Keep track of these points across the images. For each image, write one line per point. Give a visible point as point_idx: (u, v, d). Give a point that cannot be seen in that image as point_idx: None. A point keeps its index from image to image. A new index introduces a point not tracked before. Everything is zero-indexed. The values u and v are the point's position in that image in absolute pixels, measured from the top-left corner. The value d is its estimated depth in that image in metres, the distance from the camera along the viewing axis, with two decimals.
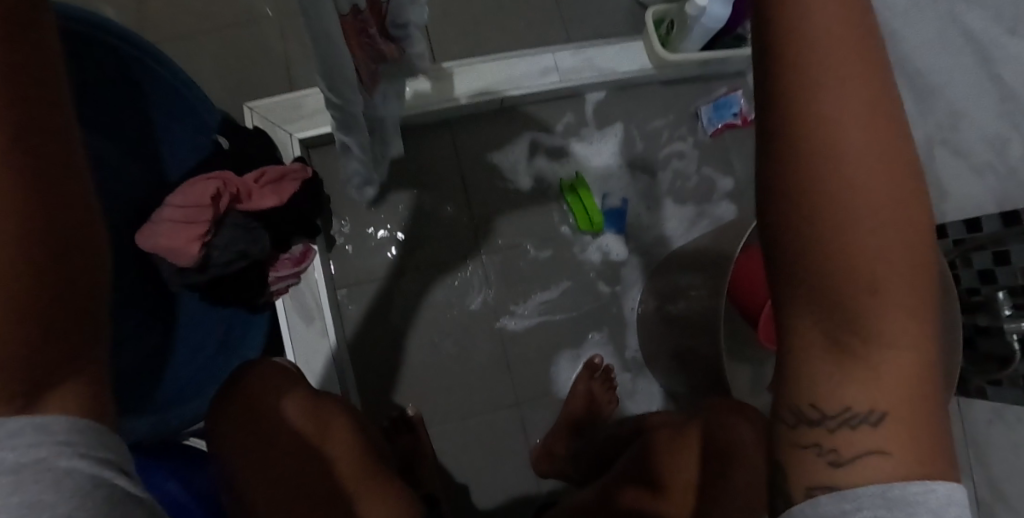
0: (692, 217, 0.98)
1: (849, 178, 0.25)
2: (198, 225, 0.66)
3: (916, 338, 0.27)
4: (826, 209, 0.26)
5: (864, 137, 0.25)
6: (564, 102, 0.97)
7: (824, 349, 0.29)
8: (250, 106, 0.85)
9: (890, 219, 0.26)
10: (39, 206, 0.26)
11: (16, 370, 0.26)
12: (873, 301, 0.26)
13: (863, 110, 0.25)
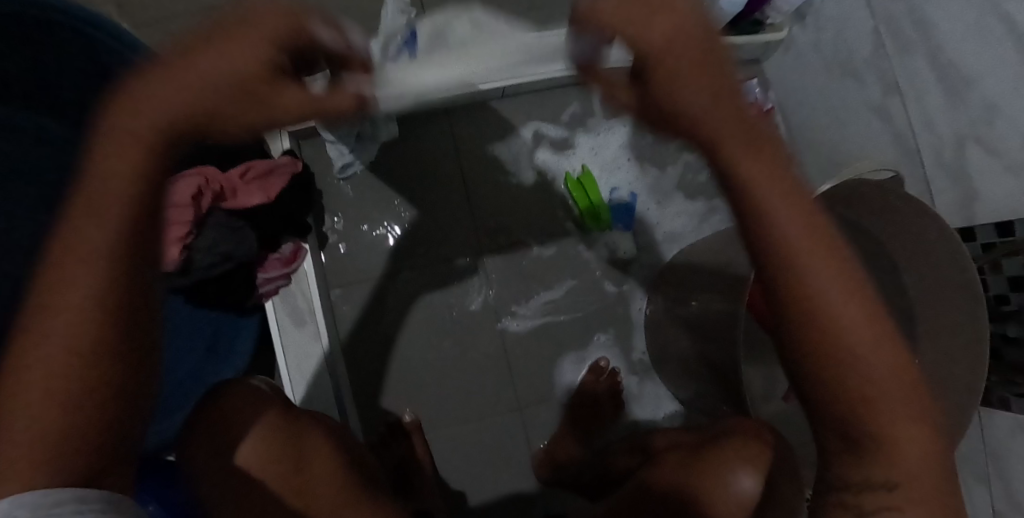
0: (703, 213, 0.93)
1: (829, 334, 0.31)
2: (177, 227, 0.62)
3: (910, 421, 0.34)
4: (819, 357, 0.32)
5: (839, 299, 0.31)
6: (571, 89, 0.91)
7: (837, 440, 0.36)
8: None
9: (870, 352, 0.32)
10: (125, 323, 0.30)
11: (82, 460, 0.29)
12: (869, 409, 0.33)
13: (834, 280, 0.31)
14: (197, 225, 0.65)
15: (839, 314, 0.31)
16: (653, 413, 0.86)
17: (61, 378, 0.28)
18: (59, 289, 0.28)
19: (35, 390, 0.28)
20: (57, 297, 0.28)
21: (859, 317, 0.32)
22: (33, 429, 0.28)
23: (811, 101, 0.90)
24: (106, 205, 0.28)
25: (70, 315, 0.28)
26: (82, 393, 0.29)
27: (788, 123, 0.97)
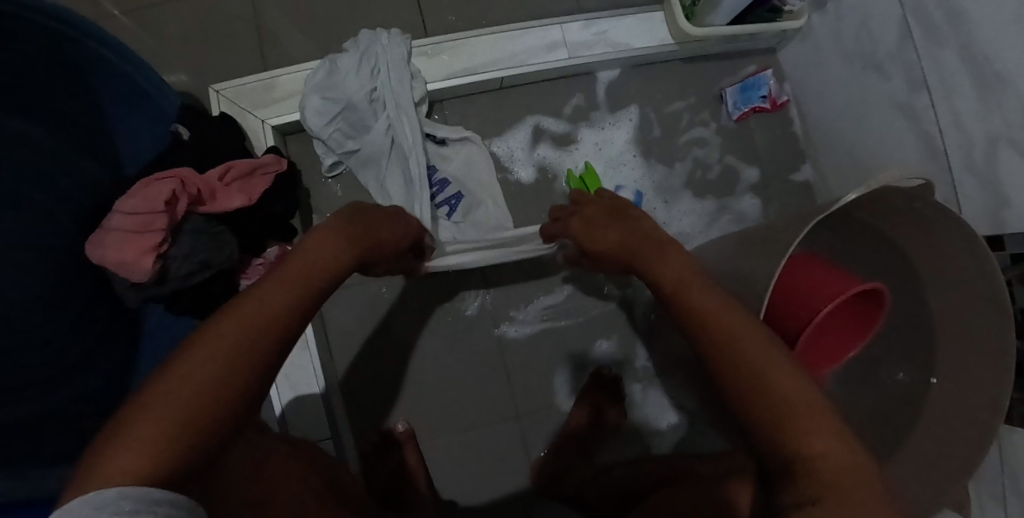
0: (712, 212, 0.91)
1: (736, 356, 0.43)
2: (151, 235, 0.58)
3: (831, 444, 0.37)
4: (735, 370, 0.42)
5: (736, 333, 0.44)
6: (574, 82, 0.90)
7: (779, 459, 0.38)
8: (217, 90, 0.78)
9: (774, 376, 0.41)
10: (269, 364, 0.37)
11: (166, 455, 0.28)
12: (789, 421, 0.38)
13: (729, 320, 0.44)
14: (172, 231, 0.61)
15: (728, 335, 0.43)
16: (657, 423, 0.83)
17: (221, 374, 0.33)
18: (238, 317, 0.36)
19: (182, 388, 0.31)
20: (237, 324, 0.36)
21: (752, 337, 0.43)
22: (167, 415, 0.29)
23: (833, 96, 0.84)
24: (284, 289, 0.41)
25: (235, 326, 0.35)
26: (217, 390, 0.32)
27: (803, 118, 0.92)
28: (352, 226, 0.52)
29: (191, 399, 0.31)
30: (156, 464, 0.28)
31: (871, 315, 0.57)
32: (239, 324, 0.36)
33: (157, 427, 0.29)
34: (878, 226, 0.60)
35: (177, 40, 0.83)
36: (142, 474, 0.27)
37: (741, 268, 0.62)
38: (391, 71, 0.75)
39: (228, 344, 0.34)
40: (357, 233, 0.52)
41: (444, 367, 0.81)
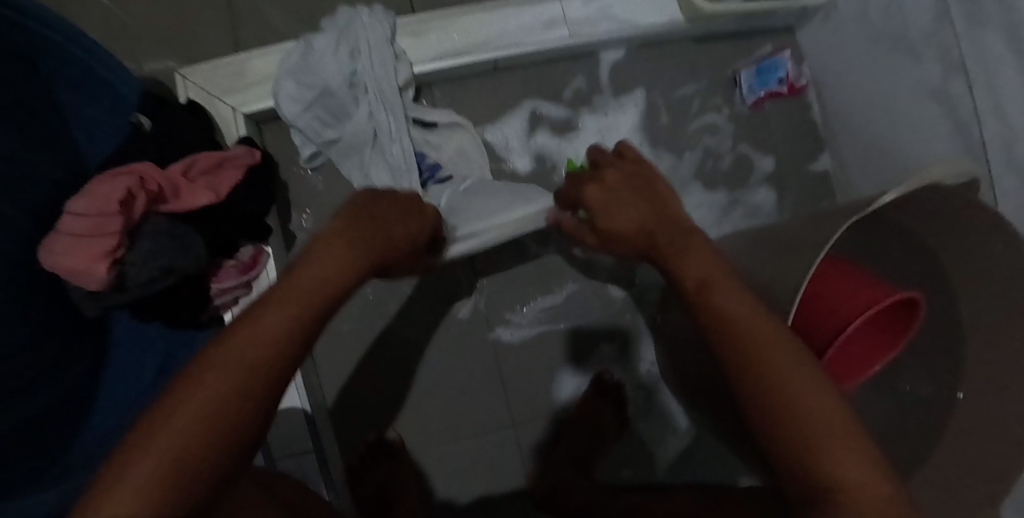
0: (724, 204, 0.85)
1: (734, 327, 0.38)
2: (104, 238, 0.52)
3: (848, 432, 0.33)
4: (731, 345, 0.38)
5: (734, 302, 0.39)
6: (575, 63, 0.83)
7: (790, 452, 0.34)
8: (184, 75, 0.71)
9: (778, 349, 0.36)
10: (293, 370, 0.33)
11: (164, 481, 0.25)
12: (806, 405, 0.34)
13: (726, 294, 0.40)
14: (130, 233, 0.55)
15: (749, 336, 0.37)
16: (661, 429, 0.79)
17: (228, 392, 0.29)
18: (231, 342, 0.30)
19: (200, 403, 0.28)
20: (263, 322, 0.32)
21: (773, 336, 0.37)
22: (173, 437, 0.26)
23: (859, 80, 0.75)
24: (302, 285, 0.35)
25: (259, 324, 0.31)
26: (233, 403, 0.29)
27: (822, 103, 0.85)
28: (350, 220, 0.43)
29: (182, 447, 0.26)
30: (137, 514, 0.24)
31: (901, 329, 0.52)
32: (231, 354, 0.30)
33: (166, 452, 0.26)
34: (914, 230, 0.53)
35: (143, 19, 0.76)
36: (147, 502, 0.25)
37: (757, 274, 0.56)
38: (372, 53, 0.68)
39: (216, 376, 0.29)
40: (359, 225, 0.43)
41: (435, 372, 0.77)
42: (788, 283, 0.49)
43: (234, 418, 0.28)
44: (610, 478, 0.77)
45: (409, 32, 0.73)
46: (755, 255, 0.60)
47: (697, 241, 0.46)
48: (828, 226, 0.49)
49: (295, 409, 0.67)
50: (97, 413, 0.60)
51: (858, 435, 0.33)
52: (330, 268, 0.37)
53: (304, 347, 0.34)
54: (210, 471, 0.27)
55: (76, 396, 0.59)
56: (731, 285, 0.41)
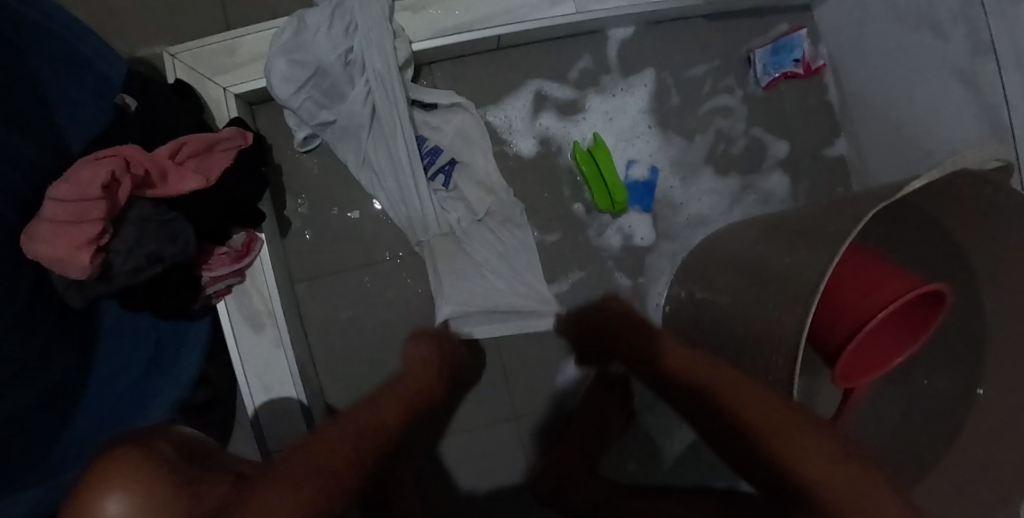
0: (736, 191, 0.81)
1: (726, 385, 0.51)
2: (88, 225, 0.49)
3: (832, 450, 0.46)
4: (732, 394, 0.50)
5: (714, 369, 0.53)
6: (581, 42, 0.79)
7: (822, 458, 0.46)
8: (172, 53, 0.67)
9: (756, 394, 0.48)
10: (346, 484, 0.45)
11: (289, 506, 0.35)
12: (803, 439, 0.47)
13: (709, 367, 0.54)
14: (115, 219, 0.53)
15: (765, 423, 0.47)
16: (668, 422, 0.77)
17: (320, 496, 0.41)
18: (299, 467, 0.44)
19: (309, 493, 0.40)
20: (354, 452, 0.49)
21: (765, 397, 0.48)
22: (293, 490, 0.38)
23: (878, 60, 0.71)
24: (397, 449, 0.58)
25: (336, 461, 0.46)
26: (318, 500, 0.40)
27: (840, 83, 0.81)
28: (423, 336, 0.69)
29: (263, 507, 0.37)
30: None
31: (921, 324, 0.50)
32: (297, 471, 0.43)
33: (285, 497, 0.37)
34: (939, 218, 0.50)
35: None
36: None
37: (772, 265, 0.54)
38: (369, 29, 0.65)
39: (290, 481, 0.41)
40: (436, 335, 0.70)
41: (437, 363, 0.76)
42: (807, 274, 0.46)
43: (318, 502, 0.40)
44: (613, 475, 0.75)
45: (407, 7, 0.69)
46: (771, 244, 0.58)
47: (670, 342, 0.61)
48: (849, 214, 0.47)
49: (290, 401, 0.65)
50: (87, 405, 0.59)
51: (845, 465, 0.45)
52: (369, 428, 0.52)
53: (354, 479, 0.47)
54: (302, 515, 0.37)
55: (66, 387, 0.58)
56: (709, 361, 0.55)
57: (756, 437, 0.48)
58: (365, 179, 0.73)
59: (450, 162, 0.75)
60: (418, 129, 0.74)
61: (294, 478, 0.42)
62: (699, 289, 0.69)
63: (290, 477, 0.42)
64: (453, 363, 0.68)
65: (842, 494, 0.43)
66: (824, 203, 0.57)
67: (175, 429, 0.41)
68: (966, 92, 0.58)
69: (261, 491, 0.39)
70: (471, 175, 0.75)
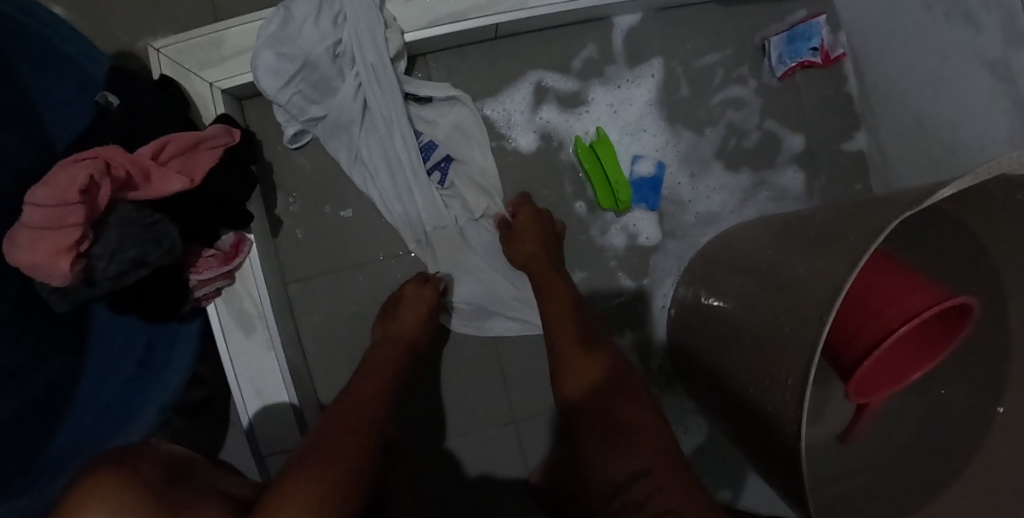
0: (748, 188, 0.77)
1: (587, 339, 0.61)
2: (66, 231, 0.47)
3: (635, 387, 0.56)
4: (590, 345, 0.60)
5: (577, 321, 0.62)
6: (584, 29, 0.75)
7: (634, 388, 0.56)
8: (155, 47, 0.64)
9: (608, 355, 0.60)
10: (358, 438, 0.45)
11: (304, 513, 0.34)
12: (626, 375, 0.58)
13: (575, 320, 0.62)
14: (97, 222, 0.51)
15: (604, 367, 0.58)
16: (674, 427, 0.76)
17: (332, 472, 0.40)
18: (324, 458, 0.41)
19: (318, 471, 0.39)
20: (357, 410, 0.49)
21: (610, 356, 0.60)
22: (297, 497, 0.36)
23: (900, 49, 0.66)
24: (378, 372, 0.57)
25: (337, 428, 0.46)
26: (331, 468, 0.40)
27: (861, 73, 0.76)
28: (392, 318, 0.65)
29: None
30: None
31: (942, 339, 0.47)
32: (327, 460, 0.41)
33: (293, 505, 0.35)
34: (968, 227, 0.46)
35: None
36: None
37: (780, 274, 0.51)
38: (357, 18, 0.62)
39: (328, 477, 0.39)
40: (392, 309, 0.66)
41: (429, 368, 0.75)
42: (822, 288, 0.43)
43: (328, 474, 0.39)
44: None
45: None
46: (781, 250, 0.55)
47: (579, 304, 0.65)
48: (867, 223, 0.43)
49: (283, 405, 0.64)
50: (77, 409, 0.58)
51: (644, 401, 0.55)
52: (375, 398, 0.52)
53: (357, 426, 0.47)
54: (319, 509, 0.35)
55: (55, 391, 0.57)
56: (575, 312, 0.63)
57: (606, 384, 0.56)
58: (358, 176, 0.70)
59: (446, 159, 0.72)
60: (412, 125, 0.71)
61: (334, 468, 0.40)
62: (705, 294, 0.66)
63: (328, 465, 0.40)
64: (416, 317, 0.64)
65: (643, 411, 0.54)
66: (841, 207, 0.53)
67: (155, 450, 0.41)
68: (998, 85, 0.54)
69: (304, 482, 0.38)
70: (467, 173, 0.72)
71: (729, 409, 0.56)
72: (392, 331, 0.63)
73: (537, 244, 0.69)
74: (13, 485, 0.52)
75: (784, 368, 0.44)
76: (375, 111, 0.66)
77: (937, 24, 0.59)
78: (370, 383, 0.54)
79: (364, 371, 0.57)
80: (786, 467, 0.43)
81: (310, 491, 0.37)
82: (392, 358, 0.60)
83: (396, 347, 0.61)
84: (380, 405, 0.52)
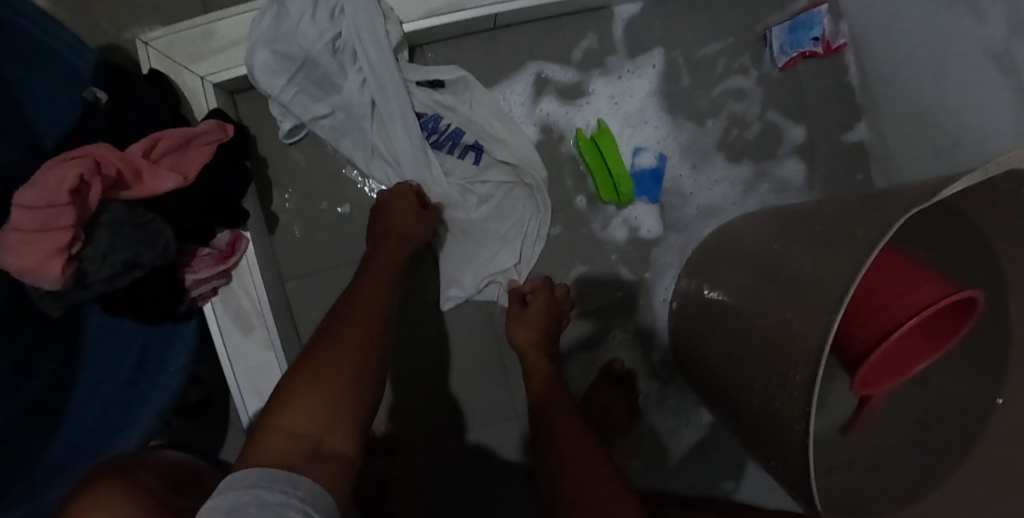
0: (748, 180, 0.77)
1: (535, 369, 0.65)
2: (56, 232, 0.45)
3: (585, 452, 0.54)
4: (536, 368, 0.65)
5: (526, 341, 0.67)
6: (584, 19, 0.74)
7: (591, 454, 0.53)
8: (143, 40, 0.62)
9: (547, 386, 0.63)
10: (366, 320, 0.48)
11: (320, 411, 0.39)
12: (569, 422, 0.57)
13: (530, 339, 0.67)
14: (87, 224, 0.49)
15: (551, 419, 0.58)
16: (676, 420, 0.77)
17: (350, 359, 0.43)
18: (335, 356, 0.42)
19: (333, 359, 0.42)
20: (370, 295, 0.52)
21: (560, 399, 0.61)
22: (319, 385, 0.40)
23: (901, 38, 0.66)
24: (389, 261, 0.59)
25: (353, 315, 0.48)
26: (342, 351, 0.43)
27: (862, 64, 0.75)
28: (379, 219, 0.64)
29: (329, 439, 0.37)
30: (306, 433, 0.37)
31: (946, 332, 0.47)
32: (341, 346, 0.44)
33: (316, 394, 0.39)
34: (975, 220, 0.46)
35: None
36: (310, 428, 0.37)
37: (782, 268, 0.51)
38: (356, 11, 0.60)
39: (342, 372, 0.42)
40: (379, 210, 0.65)
41: (414, 353, 0.75)
42: (827, 282, 0.43)
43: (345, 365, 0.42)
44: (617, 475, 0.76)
45: None
46: (785, 243, 0.55)
47: (534, 320, 0.68)
48: (874, 216, 0.43)
49: None
50: (74, 414, 0.57)
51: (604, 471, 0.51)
52: (381, 281, 0.54)
53: (366, 311, 0.49)
54: (338, 400, 0.40)
55: (50, 396, 0.56)
56: (530, 331, 0.67)
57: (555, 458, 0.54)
58: (378, 170, 0.69)
59: (476, 143, 0.71)
60: (432, 109, 0.69)
61: (343, 348, 0.44)
62: (707, 287, 0.66)
63: (338, 348, 0.43)
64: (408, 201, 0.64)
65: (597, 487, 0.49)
66: (845, 199, 0.53)
67: (155, 458, 0.43)
68: (1001, 77, 0.53)
69: (321, 374, 0.41)
70: (503, 156, 0.71)
71: (733, 404, 0.56)
72: (390, 224, 0.62)
73: (539, 330, 0.67)
74: (13, 493, 0.51)
75: (782, 364, 0.45)
76: (391, 99, 0.65)
77: (941, 12, 0.58)
78: (377, 273, 0.56)
79: (371, 261, 0.58)
80: (789, 465, 0.44)
81: (324, 378, 0.40)
82: (391, 241, 0.61)
83: (393, 232, 0.62)
84: (389, 291, 0.54)
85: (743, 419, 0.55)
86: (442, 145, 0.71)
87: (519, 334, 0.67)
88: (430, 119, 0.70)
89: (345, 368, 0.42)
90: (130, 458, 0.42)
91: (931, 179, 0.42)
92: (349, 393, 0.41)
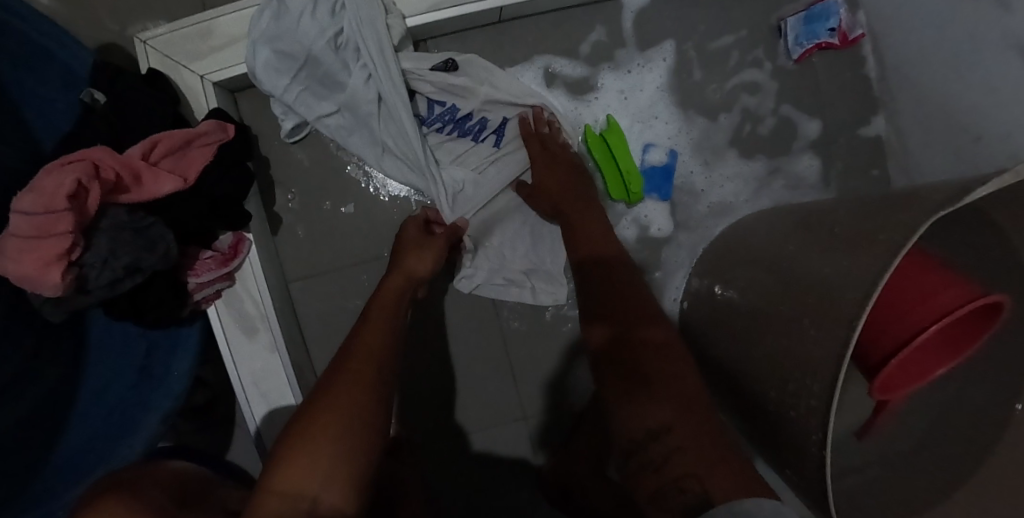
0: (761, 175, 0.75)
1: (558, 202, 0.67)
2: (54, 239, 0.44)
3: (645, 322, 0.56)
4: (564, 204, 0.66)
5: (546, 173, 0.68)
6: (592, 12, 0.72)
7: (649, 324, 0.56)
8: (141, 39, 0.60)
9: (588, 241, 0.64)
10: (370, 371, 0.49)
11: (321, 470, 0.39)
12: (629, 305, 0.58)
13: (557, 175, 0.67)
14: (87, 230, 0.48)
15: (607, 301, 0.59)
16: None
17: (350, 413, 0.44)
18: (326, 416, 0.43)
19: (334, 412, 0.43)
20: (372, 339, 0.53)
21: (621, 276, 0.61)
22: (320, 441, 0.41)
23: (922, 29, 0.63)
24: (392, 297, 0.59)
25: (361, 362, 0.49)
26: (346, 405, 0.44)
27: (880, 56, 0.73)
28: (396, 256, 0.65)
29: (328, 496, 0.38)
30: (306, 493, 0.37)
31: (968, 337, 0.46)
32: (344, 399, 0.45)
33: (316, 452, 0.40)
34: (1000, 224, 0.44)
35: None
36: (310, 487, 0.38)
37: (798, 269, 0.50)
38: (358, 7, 0.59)
39: (344, 426, 0.42)
40: (395, 250, 0.66)
41: (419, 348, 0.74)
42: (845, 287, 0.41)
43: (348, 420, 0.43)
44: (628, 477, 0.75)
45: None
46: (799, 244, 0.53)
47: (549, 155, 0.68)
48: (896, 216, 0.41)
49: (288, 407, 0.62)
50: (78, 421, 0.57)
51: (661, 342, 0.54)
52: (383, 323, 0.55)
53: (376, 363, 0.50)
54: (340, 459, 0.40)
55: (55, 403, 0.56)
56: (553, 164, 0.68)
57: (609, 329, 0.57)
58: (391, 165, 0.68)
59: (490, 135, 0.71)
60: (450, 98, 0.69)
61: (346, 401, 0.45)
62: (719, 287, 0.64)
63: (340, 401, 0.44)
64: (419, 245, 0.64)
65: (646, 353, 0.53)
66: (863, 199, 0.51)
67: (163, 468, 0.42)
68: None
69: (322, 431, 0.41)
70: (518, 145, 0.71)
71: (747, 409, 0.55)
72: (397, 264, 0.63)
73: (560, 179, 0.67)
74: (16, 504, 0.50)
75: (794, 370, 0.44)
76: (389, 96, 0.62)
77: (963, 3, 0.56)
78: (380, 313, 0.56)
79: (374, 301, 0.59)
80: (802, 471, 0.43)
81: (327, 434, 0.41)
82: (394, 276, 0.62)
83: (402, 269, 0.63)
84: (393, 334, 0.55)
85: (754, 423, 0.54)
86: (468, 131, 0.70)
87: (539, 202, 0.69)
88: (447, 111, 0.69)
89: (346, 418, 0.43)
90: (136, 469, 0.41)
91: (955, 180, 0.40)
92: (355, 450, 0.42)
